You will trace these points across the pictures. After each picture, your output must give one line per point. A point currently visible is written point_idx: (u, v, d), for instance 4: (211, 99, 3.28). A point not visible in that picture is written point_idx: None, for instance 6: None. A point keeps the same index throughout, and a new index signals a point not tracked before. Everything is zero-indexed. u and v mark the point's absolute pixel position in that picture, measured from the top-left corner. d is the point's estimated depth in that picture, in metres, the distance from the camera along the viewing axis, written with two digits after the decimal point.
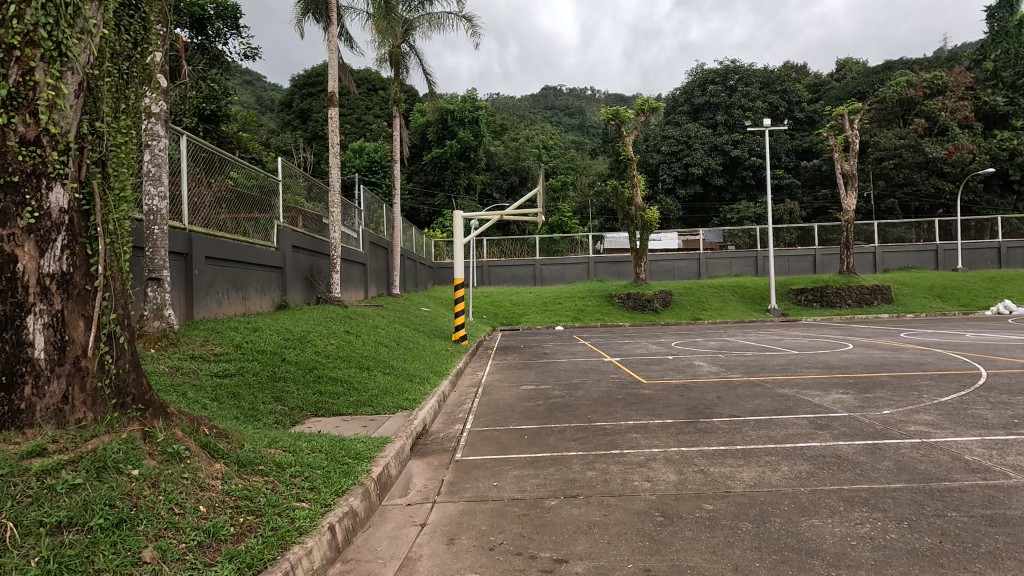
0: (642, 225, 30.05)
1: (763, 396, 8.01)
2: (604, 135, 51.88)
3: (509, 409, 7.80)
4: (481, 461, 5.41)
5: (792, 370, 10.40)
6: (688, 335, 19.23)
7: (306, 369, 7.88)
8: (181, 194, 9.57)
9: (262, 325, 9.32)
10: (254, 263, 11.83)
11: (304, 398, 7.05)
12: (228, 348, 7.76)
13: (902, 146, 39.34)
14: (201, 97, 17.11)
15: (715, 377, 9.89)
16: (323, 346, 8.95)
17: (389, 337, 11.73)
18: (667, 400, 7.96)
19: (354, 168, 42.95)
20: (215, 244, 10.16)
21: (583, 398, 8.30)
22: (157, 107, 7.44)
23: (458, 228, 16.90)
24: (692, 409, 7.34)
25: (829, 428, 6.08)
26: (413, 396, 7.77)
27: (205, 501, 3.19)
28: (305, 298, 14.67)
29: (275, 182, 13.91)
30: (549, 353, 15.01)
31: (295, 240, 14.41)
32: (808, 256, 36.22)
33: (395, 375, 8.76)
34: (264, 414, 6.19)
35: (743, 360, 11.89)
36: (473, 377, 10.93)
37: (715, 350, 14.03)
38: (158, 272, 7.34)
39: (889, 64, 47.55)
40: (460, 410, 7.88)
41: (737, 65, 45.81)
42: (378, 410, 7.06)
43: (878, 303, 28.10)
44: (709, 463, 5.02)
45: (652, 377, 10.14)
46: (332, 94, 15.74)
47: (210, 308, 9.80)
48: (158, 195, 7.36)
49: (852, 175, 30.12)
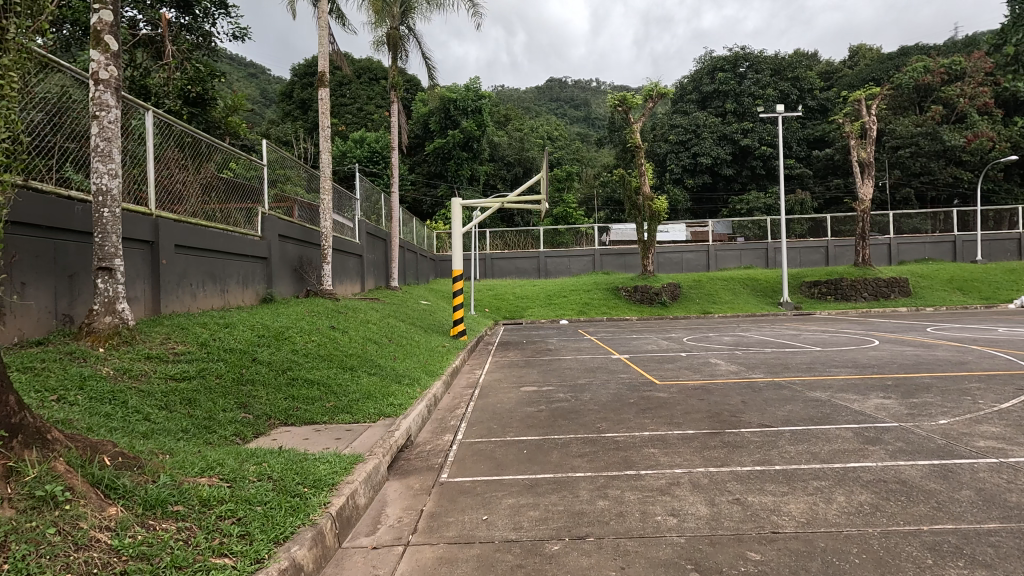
0: (650, 216, 29.08)
1: (794, 401, 7.09)
2: (610, 124, 50.70)
3: (507, 415, 6.92)
4: (470, 485, 4.53)
5: (821, 370, 9.44)
6: (700, 330, 18.31)
7: (280, 370, 7.03)
8: (147, 176, 8.70)
9: (236, 320, 8.46)
10: (235, 253, 10.96)
11: (273, 405, 6.21)
12: (193, 347, 6.93)
13: (919, 134, 38.18)
14: (186, 79, 16.05)
15: (736, 378, 8.95)
16: (301, 344, 8.08)
17: (380, 333, 10.85)
18: (685, 406, 7.04)
19: (354, 159, 42.02)
20: (187, 232, 9.27)
21: (591, 403, 7.41)
22: (107, 74, 6.50)
23: (456, 216, 15.93)
24: (716, 417, 6.41)
25: (882, 443, 5.16)
26: (398, 400, 6.88)
27: (75, 567, 2.32)
28: (294, 290, 13.81)
29: (262, 165, 12.92)
30: (553, 349, 14.12)
31: (284, 229, 13.49)
32: (820, 248, 35.12)
33: (381, 376, 7.89)
34: (221, 426, 5.37)
35: (764, 358, 10.93)
36: (470, 376, 10.04)
37: (732, 346, 13.09)
38: (109, 261, 6.45)
39: (905, 50, 46.11)
40: (451, 416, 6.99)
41: (747, 51, 44.58)
42: (357, 418, 6.18)
43: (896, 296, 27.27)
44: (745, 491, 4.13)
45: (666, 377, 9.22)
46: (322, 73, 14.80)
47: (181, 301, 8.98)
48: (108, 173, 6.46)
49: (869, 163, 28.92)
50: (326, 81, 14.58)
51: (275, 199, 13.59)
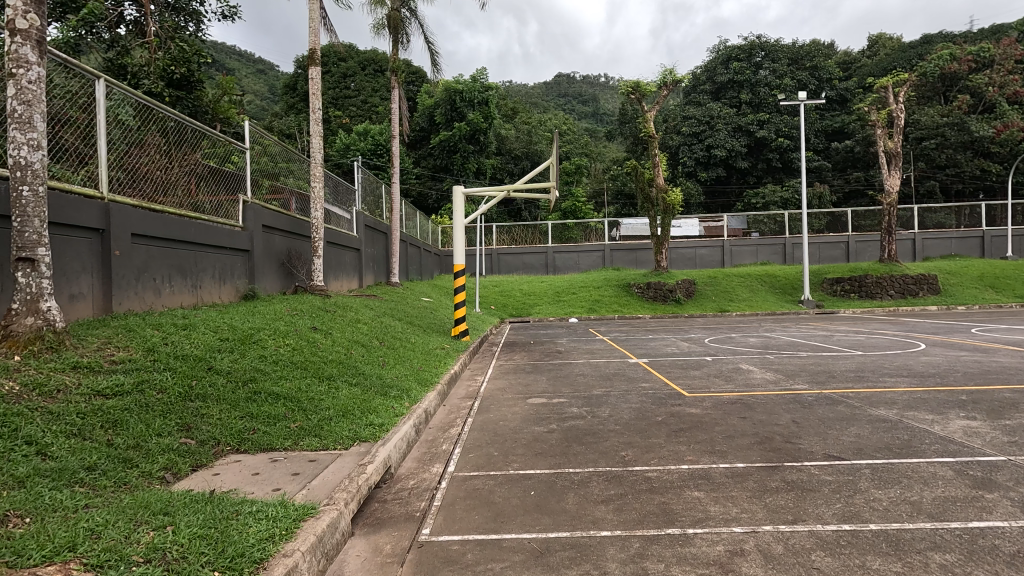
0: (664, 209, 27.79)
1: (858, 422, 5.84)
2: (620, 115, 49.21)
3: (511, 437, 5.73)
4: (460, 552, 3.35)
5: (872, 380, 8.17)
6: (721, 330, 17.03)
7: (241, 382, 5.90)
8: (98, 153, 7.58)
9: (199, 319, 7.34)
10: (208, 244, 9.81)
11: (226, 427, 5.10)
12: (137, 354, 5.81)
13: (945, 124, 36.41)
14: (169, 59, 14.84)
15: (777, 390, 7.71)
16: (271, 349, 6.93)
17: (370, 335, 9.69)
18: (726, 427, 5.81)
19: (357, 152, 40.93)
20: (148, 219, 8.13)
21: (611, 421, 6.21)
22: (26, 24, 5.37)
23: (458, 205, 14.71)
24: (767, 445, 5.18)
25: (1001, 489, 3.93)
26: (379, 419, 5.71)
27: None
28: (280, 286, 12.70)
29: (247, 150, 11.74)
30: (563, 351, 12.91)
31: (268, 219, 12.31)
32: (841, 244, 33.59)
33: (364, 387, 6.73)
34: (149, 458, 4.28)
35: (802, 364, 9.65)
36: (470, 385, 8.86)
37: (762, 350, 11.78)
38: (30, 250, 5.31)
39: (928, 37, 44.27)
40: (443, 439, 5.81)
41: (763, 40, 43.03)
42: (325, 444, 5.02)
43: (925, 294, 25.81)
44: (843, 571, 2.94)
45: (694, 388, 7.97)
46: (312, 51, 13.65)
47: (140, 298, 7.87)
48: (28, 144, 5.32)
49: (896, 153, 27.34)
50: (316, 59, 13.45)
51: (264, 189, 12.53)
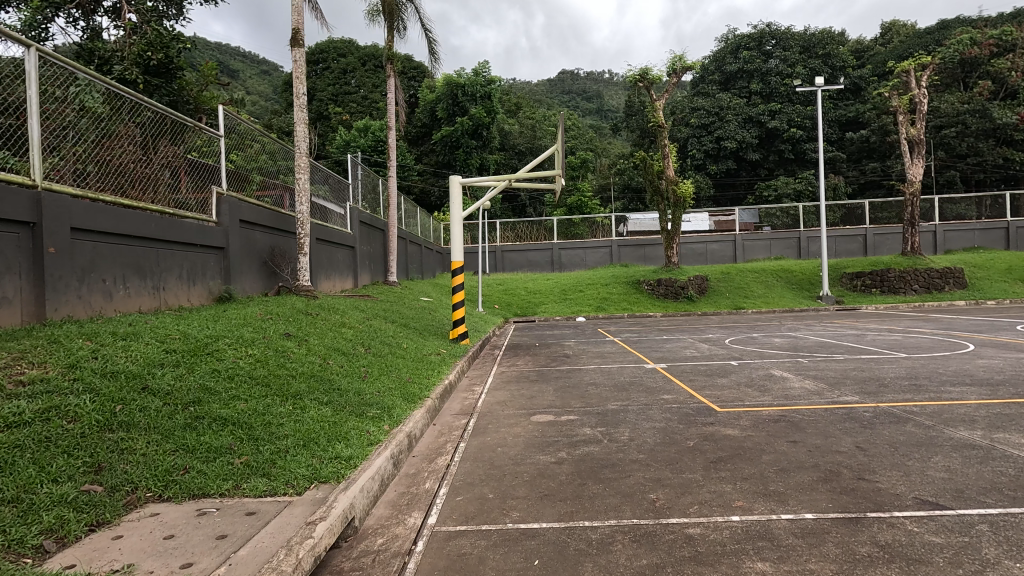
0: (675, 202, 26.53)
1: (941, 449, 4.70)
2: (626, 108, 47.80)
3: (510, 471, 4.64)
4: None
5: (933, 390, 6.97)
6: (741, 330, 15.92)
7: (181, 406, 4.83)
8: (30, 135, 6.52)
9: (146, 327, 6.26)
10: (173, 242, 8.76)
11: (150, 466, 4.04)
12: (54, 371, 4.75)
13: (966, 111, 34.96)
14: (145, 43, 13.75)
15: (824, 403, 6.55)
16: (228, 361, 5.88)
17: (353, 341, 8.60)
18: (777, 456, 4.70)
19: (357, 148, 39.92)
20: (94, 212, 7.06)
21: (632, 448, 5.10)
22: None
23: (456, 196, 13.52)
24: (835, 484, 4.07)
25: None
26: (348, 450, 4.62)
27: None
28: (262, 287, 11.66)
29: (221, 137, 10.75)
30: (572, 355, 11.84)
31: (246, 213, 11.19)
32: (858, 237, 32.24)
33: (336, 407, 5.65)
34: (26, 519, 3.23)
35: (843, 370, 8.45)
36: (467, 398, 7.75)
37: (793, 353, 10.63)
38: None
39: (944, 23, 42.75)
40: (428, 475, 4.72)
41: (773, 28, 41.74)
42: (273, 487, 3.94)
43: (951, 289, 24.50)
44: None
45: (725, 401, 6.83)
46: (296, 31, 12.61)
47: (85, 302, 6.84)
48: None
49: (919, 140, 25.97)
50: (300, 40, 12.39)
51: (255, 184, 11.99)
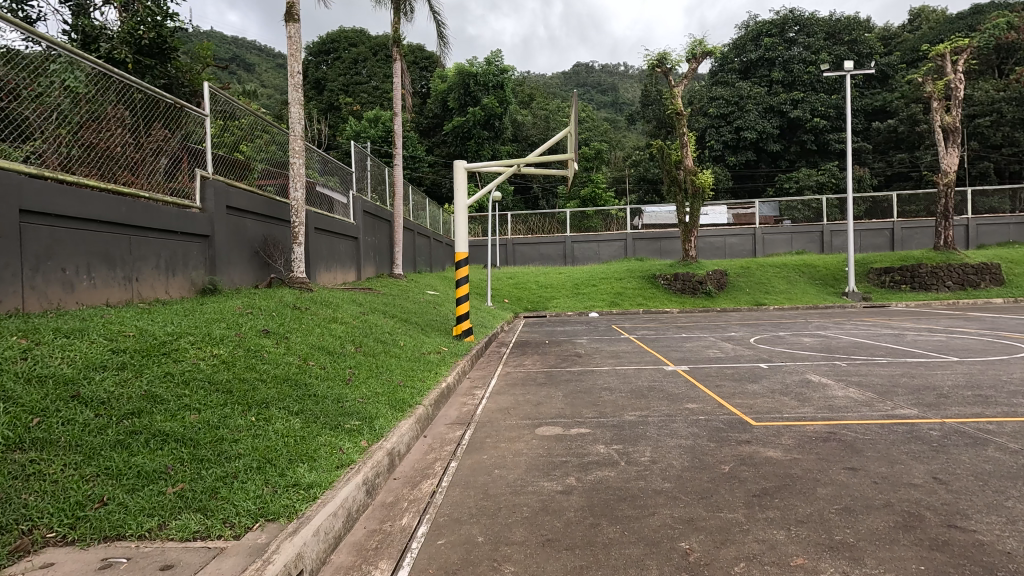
0: (693, 193, 25.33)
1: None
2: (643, 98, 46.41)
3: (508, 504, 3.80)
4: None
5: (1005, 403, 5.97)
6: (765, 328, 14.93)
7: (115, 418, 4.04)
8: None
9: (98, 322, 5.52)
10: (148, 228, 8.02)
11: (58, 498, 3.25)
12: None
13: (1001, 99, 33.23)
14: (135, 21, 13.12)
15: (878, 417, 5.60)
16: (187, 364, 5.10)
17: (342, 338, 7.79)
18: (836, 489, 3.81)
19: (367, 138, 39.26)
20: (50, 193, 6.31)
21: (656, 474, 4.22)
22: None
23: (461, 181, 12.56)
24: (919, 533, 3.18)
25: None
26: (309, 474, 3.81)
27: None
28: (252, 279, 10.95)
29: (209, 117, 10.00)
30: (584, 354, 10.97)
31: (236, 199, 10.44)
32: (884, 231, 30.82)
33: (307, 418, 4.85)
34: None
35: (891, 377, 7.45)
36: (465, 405, 6.92)
37: (828, 355, 9.63)
38: None
39: (978, 7, 40.78)
40: (406, 507, 3.89)
41: (797, 13, 40.11)
42: (206, 528, 3.15)
43: (987, 286, 23.18)
44: None
45: (759, 413, 5.91)
46: (290, 6, 11.80)
47: (38, 294, 6.13)
48: None
49: (955, 128, 24.50)
50: (294, 15, 11.58)
51: (256, 172, 11.52)
